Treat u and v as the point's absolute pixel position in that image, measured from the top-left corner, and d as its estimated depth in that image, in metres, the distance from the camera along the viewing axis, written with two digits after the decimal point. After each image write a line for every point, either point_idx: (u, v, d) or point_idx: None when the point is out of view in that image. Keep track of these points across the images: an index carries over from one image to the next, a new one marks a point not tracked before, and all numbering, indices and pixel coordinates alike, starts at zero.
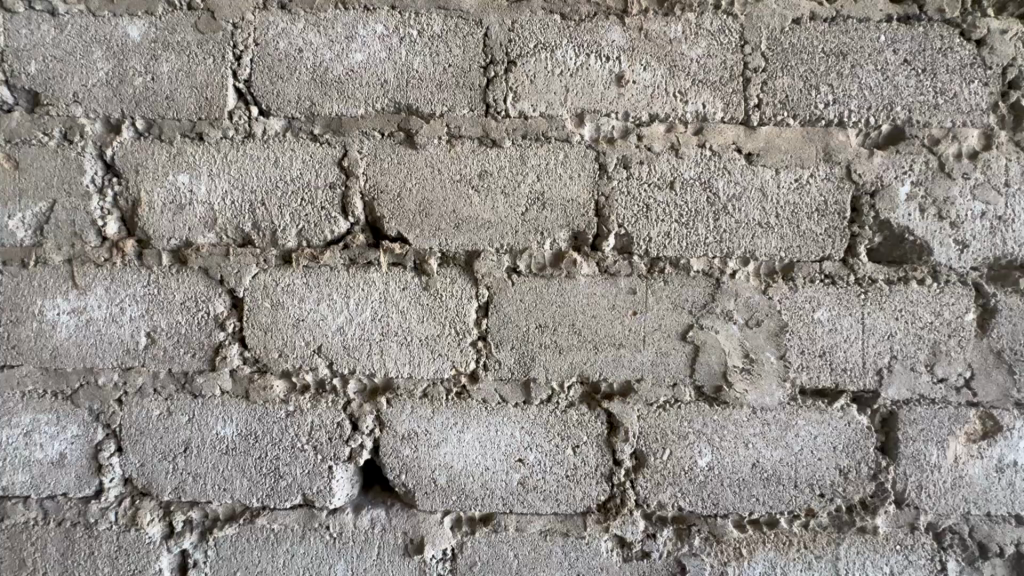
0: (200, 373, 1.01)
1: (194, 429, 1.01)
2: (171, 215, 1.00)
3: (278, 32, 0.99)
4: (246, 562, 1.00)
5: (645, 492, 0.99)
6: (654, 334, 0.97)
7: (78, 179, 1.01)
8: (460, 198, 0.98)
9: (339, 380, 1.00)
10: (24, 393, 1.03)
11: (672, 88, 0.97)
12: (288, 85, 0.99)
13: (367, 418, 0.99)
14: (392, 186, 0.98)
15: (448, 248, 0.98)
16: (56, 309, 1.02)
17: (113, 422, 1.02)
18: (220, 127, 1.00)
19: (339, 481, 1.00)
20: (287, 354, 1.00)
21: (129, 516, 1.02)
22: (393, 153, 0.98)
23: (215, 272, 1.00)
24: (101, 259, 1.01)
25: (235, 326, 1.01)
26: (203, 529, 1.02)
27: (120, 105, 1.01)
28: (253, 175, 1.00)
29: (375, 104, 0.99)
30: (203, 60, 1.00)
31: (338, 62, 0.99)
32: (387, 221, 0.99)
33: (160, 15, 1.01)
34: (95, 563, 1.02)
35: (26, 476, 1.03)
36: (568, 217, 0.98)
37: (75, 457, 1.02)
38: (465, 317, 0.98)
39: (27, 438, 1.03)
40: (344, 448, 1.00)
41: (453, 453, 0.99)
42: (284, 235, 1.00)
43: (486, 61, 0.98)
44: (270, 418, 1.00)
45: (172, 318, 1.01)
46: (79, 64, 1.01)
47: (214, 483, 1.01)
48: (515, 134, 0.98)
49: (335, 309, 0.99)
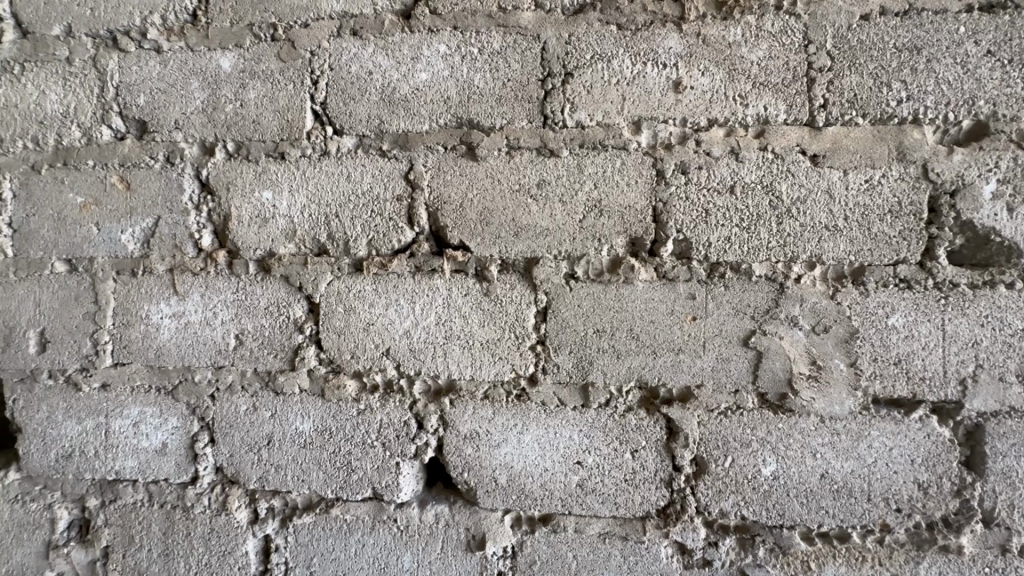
0: (281, 373, 1.10)
1: (277, 424, 1.10)
2: (257, 228, 1.10)
3: (350, 56, 1.07)
4: (322, 549, 1.08)
5: (706, 499, 0.98)
6: (714, 339, 0.97)
7: (178, 197, 1.13)
8: (519, 207, 1.01)
9: (406, 381, 1.06)
10: (133, 388, 1.16)
11: (731, 91, 0.96)
12: (359, 105, 1.07)
13: (432, 418, 1.04)
14: (455, 197, 1.03)
15: (507, 255, 1.02)
16: (160, 313, 1.14)
17: (207, 415, 1.13)
18: (300, 147, 1.09)
19: (405, 477, 1.06)
20: (359, 355, 1.07)
21: (220, 501, 1.12)
22: (456, 166, 1.03)
23: (295, 280, 1.09)
24: (197, 268, 1.13)
25: (312, 329, 1.09)
26: (284, 516, 1.11)
27: (213, 130, 1.13)
28: (328, 190, 1.08)
29: (438, 120, 1.04)
30: (285, 87, 1.09)
31: (404, 82, 1.05)
32: (450, 230, 1.04)
33: (248, 46, 1.11)
34: (191, 543, 1.12)
35: (134, 462, 1.16)
36: (626, 223, 0.99)
37: (175, 446, 1.14)
38: (524, 322, 1.01)
39: (135, 428, 1.15)
40: (410, 446, 1.05)
41: (513, 453, 1.02)
42: (355, 245, 1.07)
43: (544, 74, 1.01)
44: (344, 416, 1.07)
45: (258, 322, 1.11)
46: (179, 95, 1.14)
47: (293, 474, 1.09)
48: (573, 143, 1.00)
49: (402, 314, 1.05)
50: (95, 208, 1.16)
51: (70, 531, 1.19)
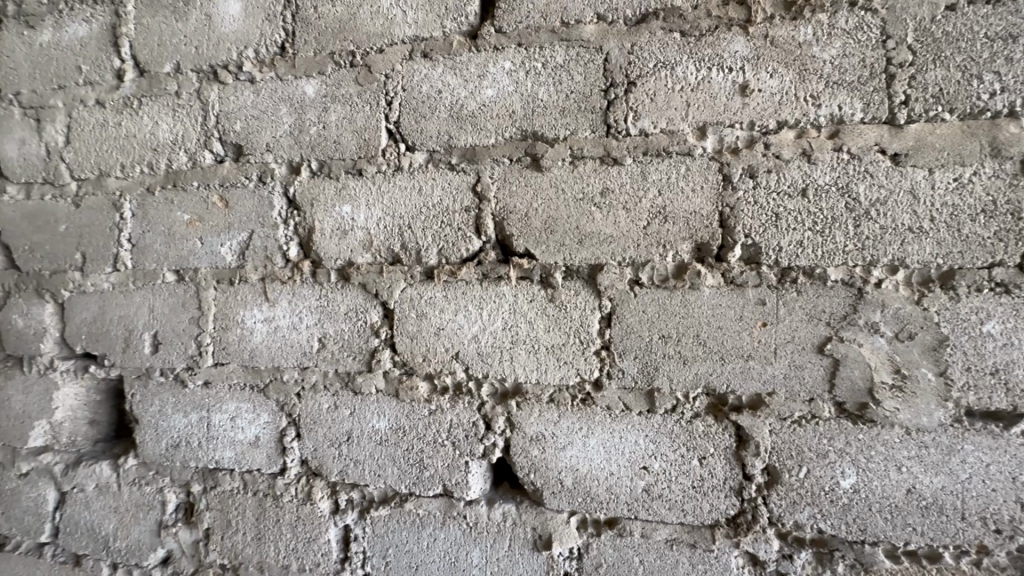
0: (359, 374, 1.18)
1: (355, 422, 1.18)
2: (338, 239, 1.19)
3: (421, 77, 1.14)
4: (397, 541, 1.14)
5: (779, 510, 0.95)
6: (786, 346, 0.94)
7: (270, 213, 1.25)
8: (583, 216, 1.04)
9: (474, 384, 1.11)
10: (230, 385, 1.28)
11: (802, 92, 0.94)
12: (430, 122, 1.14)
13: (499, 419, 1.08)
14: (520, 207, 1.08)
15: (572, 262, 1.05)
16: (254, 318, 1.26)
17: (294, 412, 1.23)
18: (376, 163, 1.17)
19: (474, 476, 1.10)
20: (430, 358, 1.13)
21: (305, 491, 1.21)
22: (521, 177, 1.08)
23: (371, 287, 1.17)
24: (286, 277, 1.24)
25: (387, 334, 1.16)
26: (362, 508, 1.18)
27: (299, 150, 1.23)
28: (402, 203, 1.15)
29: (504, 133, 1.09)
30: (362, 108, 1.18)
31: (472, 98, 1.11)
32: (515, 238, 1.08)
33: (329, 73, 1.21)
34: (280, 529, 1.23)
35: (231, 453, 1.28)
36: (691, 229, 0.99)
37: (266, 439, 1.25)
38: (589, 327, 1.04)
39: (232, 422, 1.27)
40: (479, 446, 1.10)
41: (578, 456, 1.04)
42: (426, 254, 1.13)
43: (606, 85, 1.03)
44: (417, 415, 1.13)
45: (338, 326, 1.19)
46: (270, 120, 1.25)
47: (370, 469, 1.17)
48: (636, 151, 1.02)
49: (470, 319, 1.10)
50: (199, 224, 1.30)
51: (177, 512, 1.33)
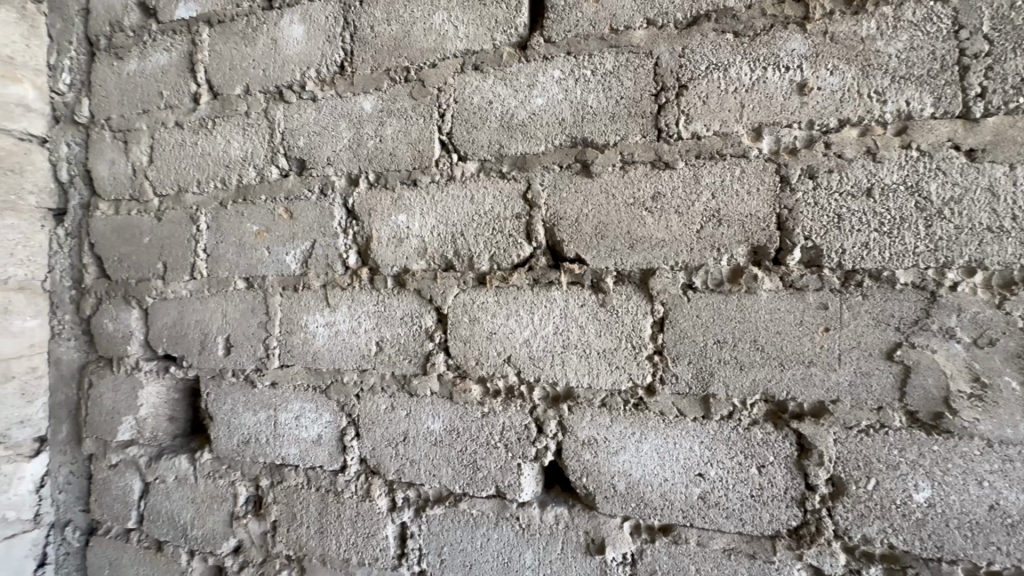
0: (415, 376, 1.22)
1: (411, 422, 1.22)
2: (394, 247, 1.24)
3: (473, 89, 1.18)
4: (452, 539, 1.18)
5: (845, 522, 0.92)
6: (851, 352, 0.91)
7: (331, 223, 1.32)
8: (634, 220, 1.04)
9: (526, 387, 1.13)
10: (295, 386, 1.36)
11: (866, 88, 0.91)
12: (481, 133, 1.17)
13: (551, 423, 1.10)
14: (570, 213, 1.09)
15: (623, 267, 1.05)
16: (317, 323, 1.33)
17: (353, 412, 1.29)
18: (429, 174, 1.22)
19: (526, 478, 1.12)
20: (483, 362, 1.16)
21: (364, 488, 1.27)
22: (571, 183, 1.09)
23: (426, 293, 1.21)
24: (346, 284, 1.30)
25: (441, 338, 1.20)
26: (418, 506, 1.23)
27: (358, 163, 1.29)
28: (454, 211, 1.19)
29: (554, 141, 1.11)
30: (416, 121, 1.23)
31: (522, 108, 1.13)
32: (566, 244, 1.09)
33: (385, 88, 1.26)
34: (341, 524, 1.29)
35: (295, 450, 1.35)
36: (747, 232, 0.97)
37: (328, 438, 1.31)
38: (641, 332, 1.03)
39: (297, 420, 1.35)
40: (531, 448, 1.11)
41: (631, 461, 1.04)
42: (478, 260, 1.16)
43: (657, 89, 1.03)
44: (470, 417, 1.16)
45: (394, 330, 1.24)
46: (330, 135, 1.33)
47: (425, 469, 1.21)
48: (688, 154, 1.01)
49: (522, 323, 1.12)
50: (266, 234, 1.39)
51: (247, 505, 1.42)
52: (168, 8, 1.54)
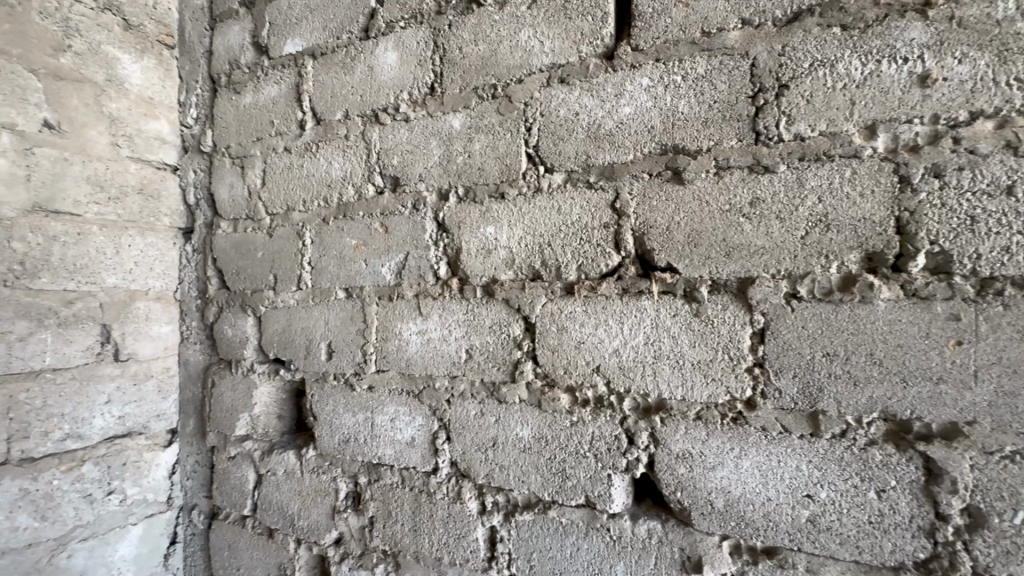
0: (504, 384, 1.25)
1: (500, 429, 1.25)
2: (482, 258, 1.29)
3: (559, 102, 1.20)
4: (541, 546, 1.19)
5: (986, 558, 0.82)
6: (990, 368, 0.82)
7: (423, 236, 1.39)
8: (731, 227, 1.01)
9: (616, 398, 1.12)
10: (390, 390, 1.44)
11: (1003, 76, 0.82)
12: (568, 144, 1.18)
13: (643, 434, 1.08)
14: (661, 221, 1.07)
15: (719, 276, 1.02)
16: (409, 330, 1.40)
17: (444, 417, 1.34)
18: (517, 186, 1.25)
19: (616, 489, 1.11)
20: (572, 371, 1.17)
21: (455, 491, 1.32)
22: (662, 191, 1.07)
23: (514, 303, 1.24)
24: (437, 293, 1.36)
25: (529, 346, 1.22)
26: (507, 511, 1.25)
27: (448, 179, 1.36)
28: (542, 222, 1.21)
29: (643, 149, 1.10)
30: (504, 136, 1.27)
31: (609, 117, 1.13)
32: (657, 253, 1.08)
33: (473, 106, 1.32)
34: (433, 523, 1.34)
35: (391, 451, 1.42)
36: (860, 237, 0.91)
37: (420, 440, 1.37)
38: (739, 343, 1.00)
39: (392, 423, 1.43)
40: (622, 459, 1.10)
41: (730, 478, 1.00)
42: (566, 270, 1.17)
43: (754, 91, 0.99)
44: (559, 425, 1.17)
45: (483, 338, 1.28)
46: (422, 153, 1.40)
47: (514, 475, 1.23)
48: (791, 157, 0.96)
49: (611, 333, 1.12)
50: (363, 247, 1.49)
51: (347, 500, 1.52)
52: (278, 45, 1.71)
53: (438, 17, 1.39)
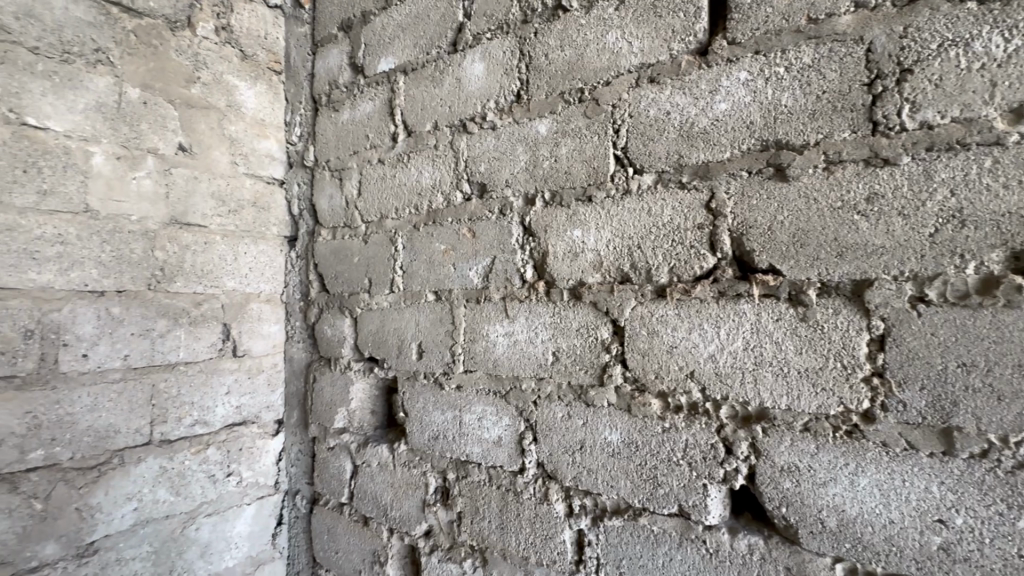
0: (592, 387, 1.25)
1: (588, 432, 1.25)
2: (569, 261, 1.29)
3: (649, 102, 1.18)
4: (631, 553, 1.17)
5: None
6: None
7: (509, 240, 1.42)
8: (843, 226, 0.94)
9: (712, 405, 1.08)
10: (477, 389, 1.48)
11: None
12: (659, 144, 1.16)
13: (742, 444, 1.03)
14: (762, 220, 1.03)
15: (829, 278, 0.95)
16: (497, 332, 1.44)
17: (531, 417, 1.36)
18: (605, 189, 1.25)
19: (712, 500, 1.07)
20: (663, 376, 1.14)
21: (542, 492, 1.33)
22: (763, 189, 1.02)
23: (602, 306, 1.23)
24: (524, 296, 1.39)
25: (617, 350, 1.21)
26: (595, 515, 1.25)
27: (535, 183, 1.38)
28: (631, 224, 1.19)
29: (741, 146, 1.05)
30: (591, 139, 1.27)
31: (703, 115, 1.10)
32: (757, 254, 1.03)
33: (560, 111, 1.33)
34: (520, 523, 1.37)
35: (478, 449, 1.46)
36: (1003, 234, 0.82)
37: (507, 440, 1.40)
38: (854, 351, 0.92)
39: (479, 422, 1.47)
40: (719, 469, 1.06)
41: (844, 495, 0.93)
42: (657, 273, 1.15)
43: (871, 77, 0.92)
44: (650, 431, 1.15)
45: (570, 341, 1.29)
46: (509, 159, 1.43)
47: (603, 479, 1.22)
48: (916, 147, 0.88)
49: (707, 338, 1.08)
50: (452, 252, 1.55)
51: (436, 494, 1.58)
52: (372, 64, 1.83)
53: (524, 26, 1.42)
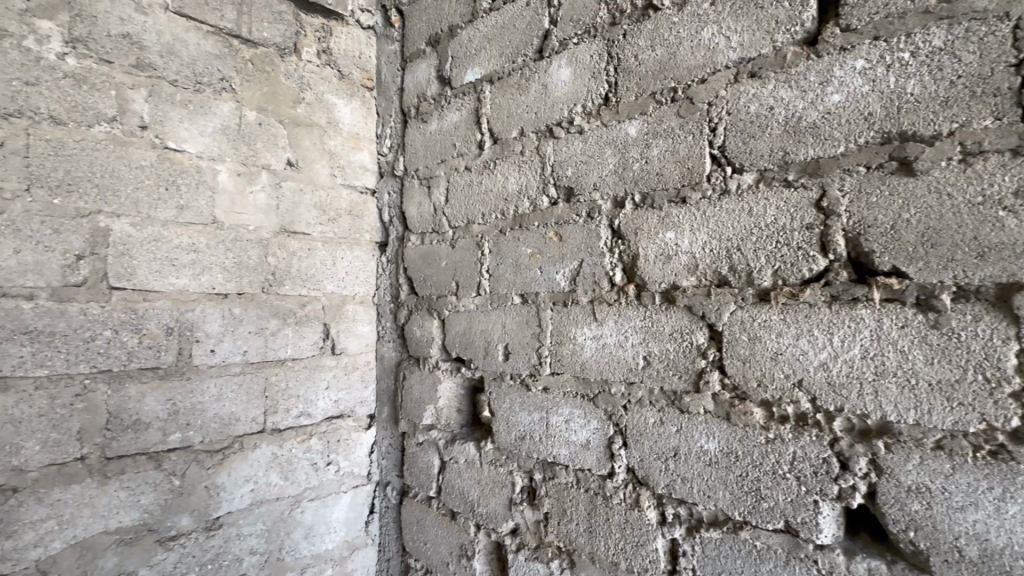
0: (686, 393, 1.22)
1: (683, 439, 1.22)
2: (662, 264, 1.27)
3: (750, 97, 1.13)
4: (731, 567, 1.13)
5: None
6: None
7: (597, 243, 1.42)
8: (985, 223, 0.86)
9: (824, 416, 1.01)
10: (565, 391, 1.49)
11: None
12: (761, 141, 1.11)
13: (860, 460, 0.97)
14: (883, 219, 0.96)
15: (968, 281, 0.88)
16: (584, 335, 1.44)
17: (621, 422, 1.34)
18: (700, 190, 1.21)
19: (825, 518, 1.01)
20: (767, 384, 1.09)
21: (633, 498, 1.32)
22: (885, 186, 0.95)
23: (698, 310, 1.20)
24: (613, 300, 1.38)
25: (715, 355, 1.17)
26: (690, 525, 1.21)
27: (625, 186, 1.37)
28: (730, 225, 1.15)
29: (858, 139, 0.98)
30: (685, 139, 1.24)
31: (813, 108, 1.04)
32: (878, 256, 0.96)
33: (651, 112, 1.31)
34: (610, 527, 1.36)
35: (566, 451, 1.47)
36: None
37: (596, 443, 1.40)
38: (999, 362, 0.85)
39: (567, 424, 1.47)
40: (832, 486, 1.00)
41: (987, 523, 0.85)
42: (759, 276, 1.10)
43: (1018, 58, 0.84)
44: (751, 441, 1.10)
45: (663, 345, 1.26)
46: (597, 163, 1.43)
47: (699, 489, 1.19)
48: None
49: (818, 345, 1.02)
50: (538, 256, 1.58)
51: (523, 494, 1.61)
52: (459, 75, 1.91)
53: (612, 28, 1.41)
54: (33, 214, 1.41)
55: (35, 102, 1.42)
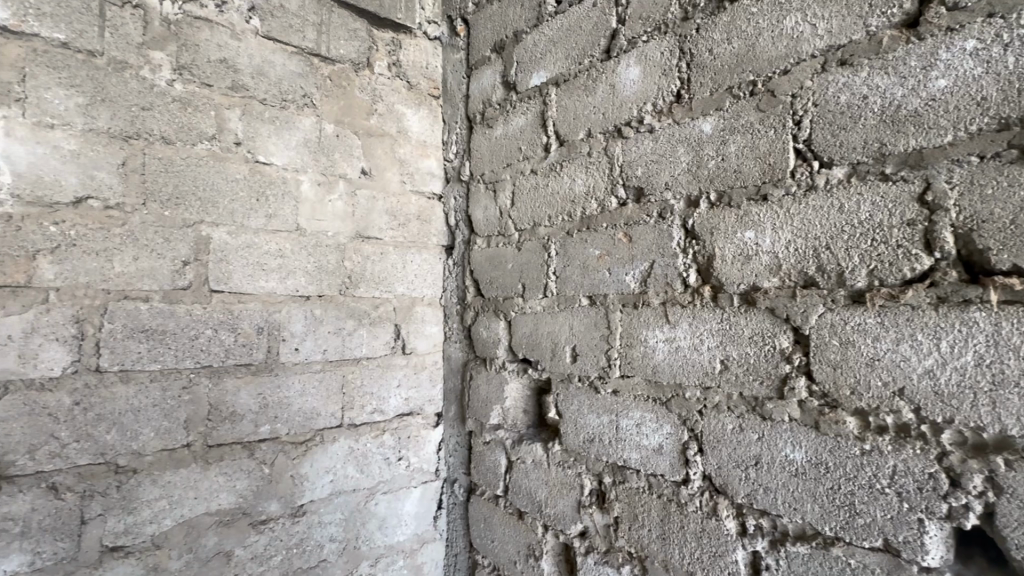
0: (769, 400, 1.16)
1: (765, 448, 1.16)
2: (740, 264, 1.22)
3: (839, 87, 1.07)
4: None
5: None
6: None
7: (669, 243, 1.39)
8: None
9: (929, 428, 0.94)
10: (636, 395, 1.47)
11: None
12: (853, 133, 1.05)
13: (974, 477, 0.90)
14: (1000, 213, 0.88)
15: None
16: (656, 338, 1.41)
17: (696, 427, 1.31)
18: (783, 186, 1.15)
19: (933, 539, 0.94)
20: (862, 392, 1.02)
21: (710, 506, 1.27)
22: (1003, 176, 0.88)
23: (781, 312, 1.14)
24: (687, 302, 1.34)
25: (801, 361, 1.11)
26: (774, 538, 1.16)
27: (699, 185, 1.33)
28: (817, 223, 1.09)
29: (969, 126, 0.91)
30: (766, 134, 1.19)
31: (914, 95, 0.97)
32: (995, 253, 0.88)
33: (728, 107, 1.27)
34: (685, 536, 1.32)
35: (637, 455, 1.45)
36: None
37: (670, 449, 1.36)
38: None
39: (637, 427, 1.45)
40: (940, 504, 0.93)
41: None
42: (852, 276, 1.03)
43: None
44: (844, 452, 1.04)
45: (742, 349, 1.21)
46: (669, 161, 1.40)
47: (784, 500, 1.13)
48: None
49: (921, 350, 0.95)
50: (606, 257, 1.56)
51: (591, 497, 1.60)
52: (525, 80, 1.93)
53: (685, 24, 1.38)
54: (147, 225, 1.57)
55: (149, 124, 1.58)
